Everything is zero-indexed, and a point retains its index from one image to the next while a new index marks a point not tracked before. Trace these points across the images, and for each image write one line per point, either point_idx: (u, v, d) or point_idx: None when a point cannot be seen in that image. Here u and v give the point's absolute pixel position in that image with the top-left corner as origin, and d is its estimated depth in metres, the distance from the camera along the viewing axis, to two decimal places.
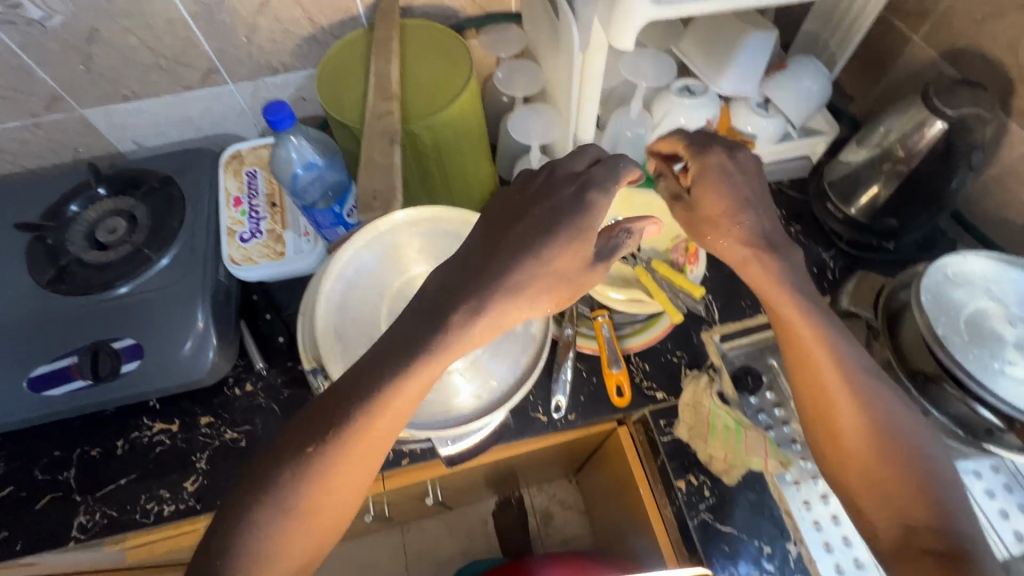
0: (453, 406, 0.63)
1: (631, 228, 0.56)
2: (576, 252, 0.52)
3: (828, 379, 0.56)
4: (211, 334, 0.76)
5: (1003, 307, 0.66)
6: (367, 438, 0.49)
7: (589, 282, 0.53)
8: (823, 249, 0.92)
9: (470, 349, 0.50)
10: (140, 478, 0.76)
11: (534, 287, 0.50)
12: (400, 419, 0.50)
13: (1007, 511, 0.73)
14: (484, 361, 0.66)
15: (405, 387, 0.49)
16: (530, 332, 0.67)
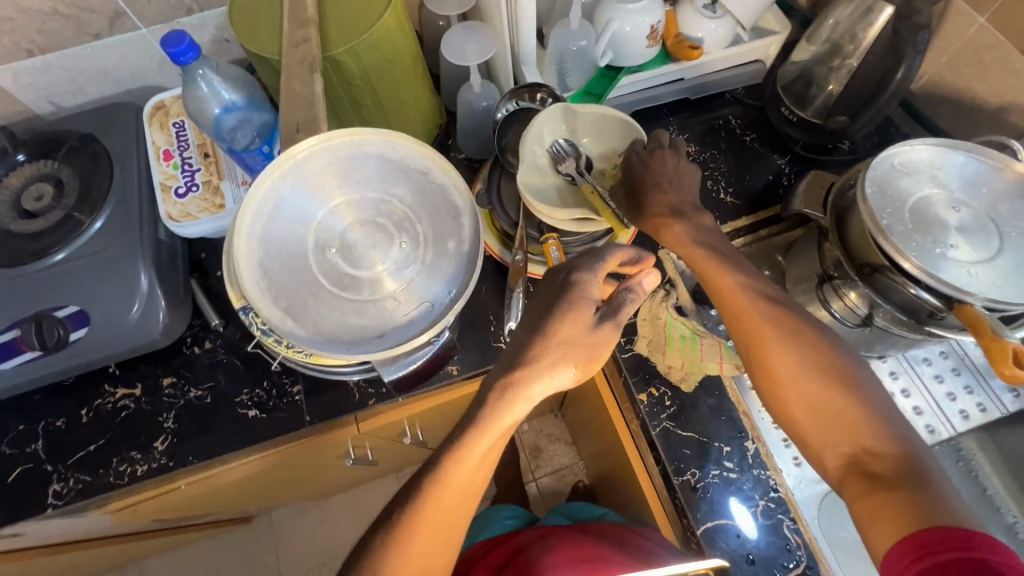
0: (384, 331, 0.56)
1: (637, 285, 0.56)
2: (581, 330, 0.56)
3: (755, 316, 0.59)
4: (158, 294, 0.75)
5: (947, 192, 0.66)
6: (426, 524, 0.54)
7: (604, 350, 0.56)
8: (777, 156, 0.91)
9: (499, 423, 0.55)
10: (110, 442, 0.76)
11: (550, 356, 0.55)
12: (457, 501, 0.55)
13: (954, 394, 0.80)
14: (417, 282, 0.57)
15: (454, 468, 0.55)
16: (464, 249, 0.58)
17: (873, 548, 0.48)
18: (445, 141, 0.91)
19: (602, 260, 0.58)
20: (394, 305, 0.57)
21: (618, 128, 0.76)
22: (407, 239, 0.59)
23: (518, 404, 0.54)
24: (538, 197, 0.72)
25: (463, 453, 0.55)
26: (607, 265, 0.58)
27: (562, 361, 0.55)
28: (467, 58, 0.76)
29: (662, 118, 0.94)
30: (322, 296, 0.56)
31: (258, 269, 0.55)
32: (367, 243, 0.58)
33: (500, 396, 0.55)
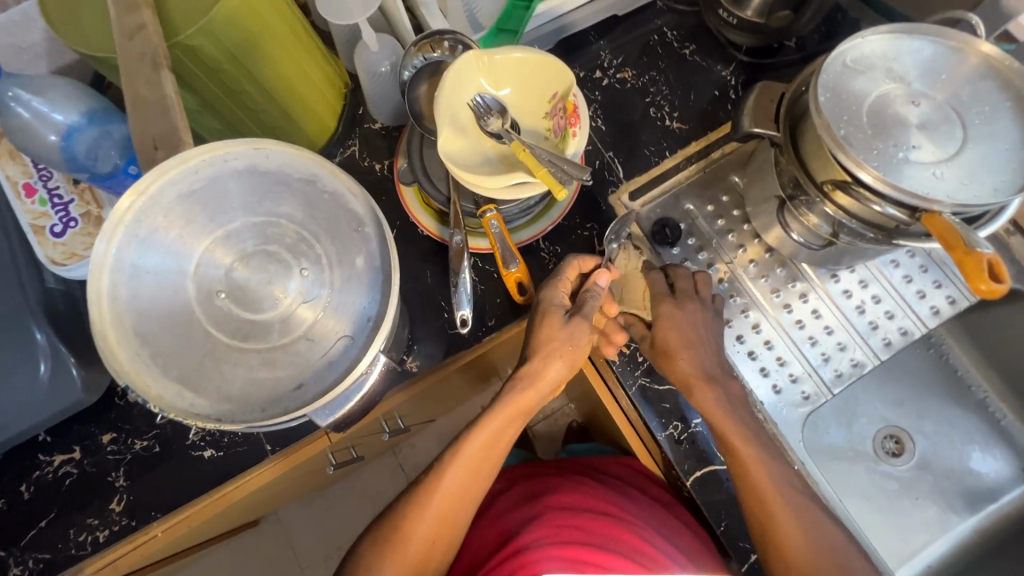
0: (305, 382, 0.45)
1: (596, 288, 0.68)
2: (561, 328, 0.65)
3: (734, 440, 0.64)
4: (66, 354, 0.66)
5: (905, 86, 0.60)
6: (447, 491, 0.66)
7: (584, 341, 0.65)
8: (722, 67, 0.83)
9: (506, 411, 0.66)
10: (62, 514, 0.70)
11: (544, 352, 0.65)
12: (472, 475, 0.66)
13: (923, 291, 0.80)
14: (332, 312, 0.47)
15: (469, 444, 0.66)
16: (375, 263, 0.48)
17: None
18: (354, 112, 0.80)
19: (561, 275, 0.68)
20: (309, 348, 0.46)
21: (540, 70, 0.65)
22: (307, 264, 0.48)
23: (528, 392, 0.66)
24: (466, 166, 0.64)
25: (483, 431, 0.66)
26: (568, 272, 0.68)
27: (561, 356, 0.64)
28: (353, 16, 0.65)
29: (591, 43, 0.84)
30: (220, 355, 0.46)
31: (132, 336, 0.44)
32: (261, 277, 0.47)
33: (517, 385, 0.66)
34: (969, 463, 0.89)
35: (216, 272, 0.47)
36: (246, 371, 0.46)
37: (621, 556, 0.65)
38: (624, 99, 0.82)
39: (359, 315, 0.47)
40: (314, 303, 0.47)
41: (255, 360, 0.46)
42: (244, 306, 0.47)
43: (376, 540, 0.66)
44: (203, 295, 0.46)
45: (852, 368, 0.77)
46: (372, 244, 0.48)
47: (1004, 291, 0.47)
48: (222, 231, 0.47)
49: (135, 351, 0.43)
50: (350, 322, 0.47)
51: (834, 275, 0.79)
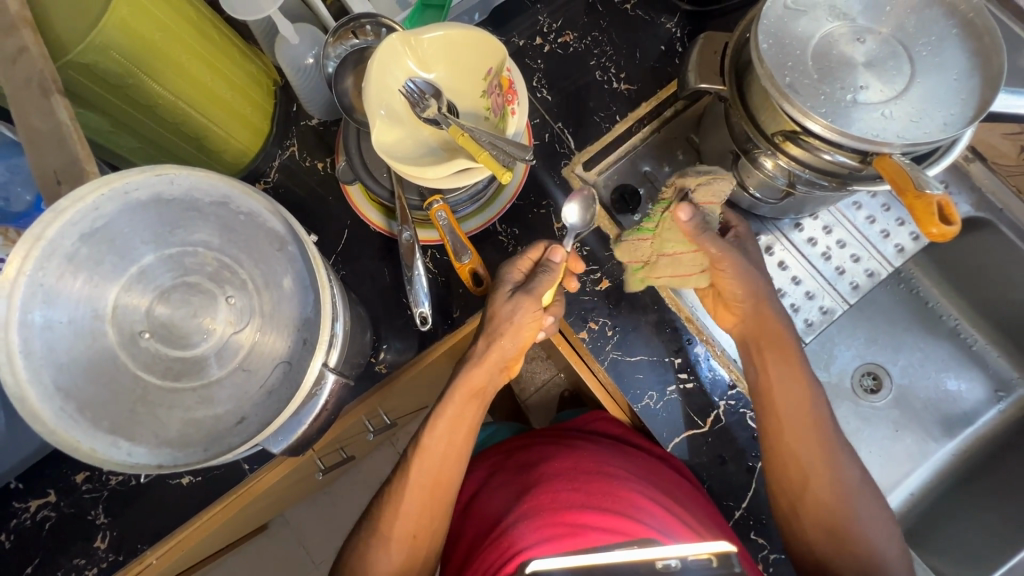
0: (245, 414, 0.45)
1: (551, 265, 0.64)
2: (507, 304, 0.63)
3: (771, 330, 0.66)
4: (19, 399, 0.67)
5: (848, 22, 0.58)
6: (416, 484, 0.65)
7: (523, 320, 0.63)
8: (666, 20, 0.79)
9: (457, 395, 0.66)
10: (48, 558, 0.69)
11: (494, 335, 0.64)
12: (441, 465, 0.66)
13: (887, 230, 0.80)
14: (261, 342, 0.46)
15: (429, 435, 0.66)
16: (302, 283, 0.47)
17: (811, 526, 0.63)
18: (288, 110, 0.76)
19: (520, 258, 0.66)
20: (246, 379, 0.46)
21: (470, 46, 0.62)
22: (233, 291, 0.46)
23: (477, 376, 0.65)
24: (406, 159, 0.61)
25: (439, 420, 0.66)
26: (525, 258, 0.66)
27: (511, 335, 0.63)
28: (260, 9, 0.60)
29: (527, 8, 0.79)
30: (154, 400, 0.44)
31: (54, 393, 0.41)
32: (185, 312, 0.45)
33: (465, 369, 0.66)
34: (944, 390, 0.90)
35: (136, 314, 0.45)
36: (183, 413, 0.44)
37: (616, 513, 0.60)
38: (569, 64, 0.78)
39: (294, 335, 0.47)
40: (243, 333, 0.46)
41: (191, 400, 0.45)
42: (173, 345, 0.45)
43: (363, 534, 0.67)
44: (126, 338, 0.44)
45: (822, 315, 0.77)
46: (297, 264, 0.47)
47: (954, 233, 0.46)
48: (134, 269, 0.45)
49: (58, 409, 0.41)
50: (287, 345, 0.46)
51: (797, 225, 0.78)
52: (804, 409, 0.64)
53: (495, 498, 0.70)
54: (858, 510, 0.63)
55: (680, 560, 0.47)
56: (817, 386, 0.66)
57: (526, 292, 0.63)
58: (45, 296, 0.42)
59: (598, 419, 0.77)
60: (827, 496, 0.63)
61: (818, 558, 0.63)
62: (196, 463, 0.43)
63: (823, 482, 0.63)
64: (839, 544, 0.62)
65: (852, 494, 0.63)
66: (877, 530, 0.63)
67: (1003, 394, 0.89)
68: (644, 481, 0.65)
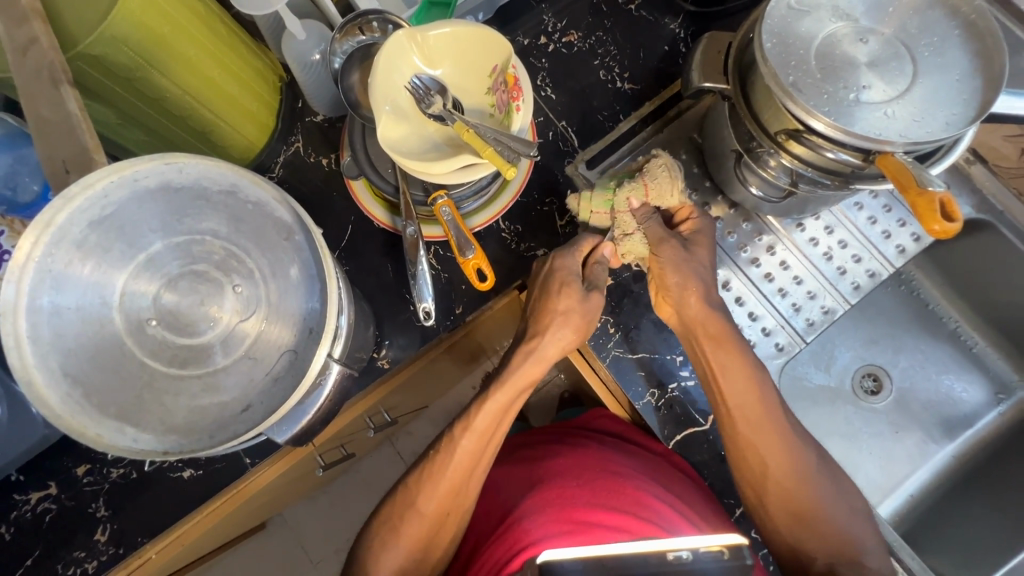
0: (251, 402, 0.45)
1: (602, 259, 0.69)
2: (576, 301, 0.67)
3: (705, 325, 0.66)
4: (20, 391, 0.67)
5: (852, 23, 0.58)
6: (460, 464, 0.65)
7: (590, 311, 0.68)
8: (670, 20, 0.80)
9: (515, 384, 0.67)
10: (47, 551, 0.69)
11: (561, 326, 0.67)
12: (487, 446, 0.66)
13: (888, 231, 0.80)
14: (268, 330, 0.46)
15: (481, 417, 0.66)
16: (311, 273, 0.47)
17: (774, 512, 0.64)
18: (293, 106, 0.76)
19: (579, 246, 0.68)
20: (252, 368, 0.46)
21: (475, 43, 0.62)
22: (241, 279, 0.47)
23: (539, 365, 0.68)
24: (411, 154, 0.61)
25: (494, 403, 0.66)
26: (584, 247, 0.69)
27: (570, 325, 0.67)
28: (270, 4, 0.60)
29: (532, 8, 0.80)
30: (160, 386, 0.44)
31: (61, 379, 0.42)
32: (193, 300, 0.45)
33: (526, 360, 0.68)
34: (944, 392, 0.90)
35: (143, 301, 0.45)
36: (188, 400, 0.44)
37: (623, 510, 0.60)
38: (573, 64, 0.79)
39: (300, 325, 0.47)
40: (249, 322, 0.46)
41: (196, 387, 0.45)
42: (179, 332, 0.45)
43: (389, 519, 0.66)
44: (133, 326, 0.44)
45: (823, 315, 0.78)
46: (304, 253, 0.47)
47: (956, 230, 0.47)
48: (143, 256, 0.45)
49: (64, 396, 0.42)
50: (293, 334, 0.47)
51: (799, 225, 0.79)
52: (751, 397, 0.64)
53: (506, 489, 0.70)
54: (821, 491, 0.63)
55: (692, 552, 0.47)
56: (763, 372, 0.66)
57: (596, 289, 0.68)
58: (53, 281, 0.42)
59: (599, 417, 0.78)
60: (789, 479, 0.63)
61: (788, 543, 0.64)
62: (200, 450, 0.43)
63: (780, 465, 0.63)
64: (806, 528, 0.63)
65: (812, 477, 0.64)
66: (842, 511, 0.63)
67: (1003, 397, 0.89)
68: (649, 478, 0.65)
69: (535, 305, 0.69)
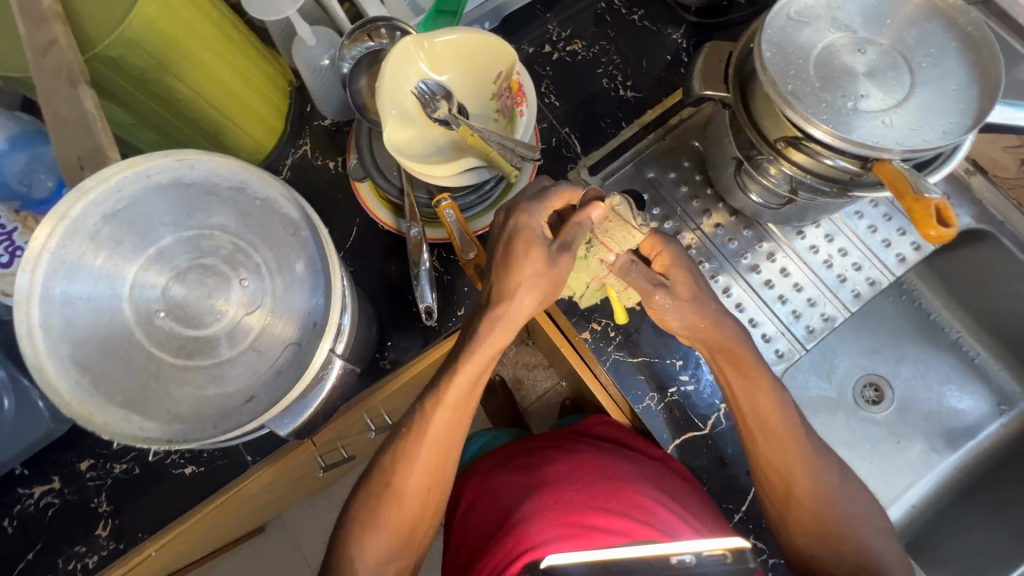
0: (255, 394, 0.46)
1: (584, 220, 0.59)
2: (543, 262, 0.57)
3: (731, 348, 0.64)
4: (27, 385, 0.69)
5: (850, 34, 0.59)
6: (434, 438, 0.62)
7: (562, 271, 0.58)
8: (672, 30, 0.81)
9: (482, 350, 0.59)
10: (49, 545, 0.70)
11: (527, 286, 0.58)
12: (459, 419, 0.62)
13: (888, 240, 0.80)
14: (273, 323, 0.47)
15: (450, 392, 0.60)
16: (315, 268, 0.48)
17: (799, 532, 0.64)
18: (302, 110, 0.78)
19: (545, 204, 0.59)
20: (257, 360, 0.47)
21: (480, 50, 0.64)
22: (247, 273, 0.47)
23: (511, 330, 0.59)
24: (416, 157, 0.62)
25: (460, 375, 0.60)
26: (557, 199, 0.60)
27: (535, 288, 0.58)
28: (281, 10, 0.62)
29: (537, 17, 0.82)
30: (166, 376, 0.45)
31: (70, 366, 0.43)
32: (200, 293, 0.46)
33: (492, 324, 0.59)
34: (946, 403, 0.90)
35: (153, 293, 0.46)
36: (194, 390, 0.45)
37: (623, 513, 0.60)
38: (577, 71, 0.80)
39: (304, 320, 0.47)
40: (256, 314, 0.47)
41: (202, 378, 0.45)
42: (185, 323, 0.46)
43: (367, 496, 0.65)
44: (143, 317, 0.45)
45: (823, 322, 0.78)
46: (309, 249, 0.48)
47: (952, 236, 0.48)
48: (153, 249, 0.46)
49: (74, 383, 0.43)
50: (297, 327, 0.47)
51: (800, 232, 0.79)
52: (777, 420, 0.63)
53: (504, 491, 0.69)
54: (845, 512, 0.64)
55: (694, 557, 0.51)
56: (785, 394, 0.65)
57: (567, 250, 0.58)
58: (67, 271, 0.44)
59: (599, 423, 0.77)
60: (814, 502, 0.63)
61: (807, 560, 0.64)
62: (205, 439, 0.43)
63: (806, 488, 0.63)
64: (830, 549, 0.63)
65: (835, 497, 0.64)
66: (865, 529, 0.63)
67: (1006, 408, 0.89)
68: (649, 482, 0.65)
69: (493, 270, 0.59)
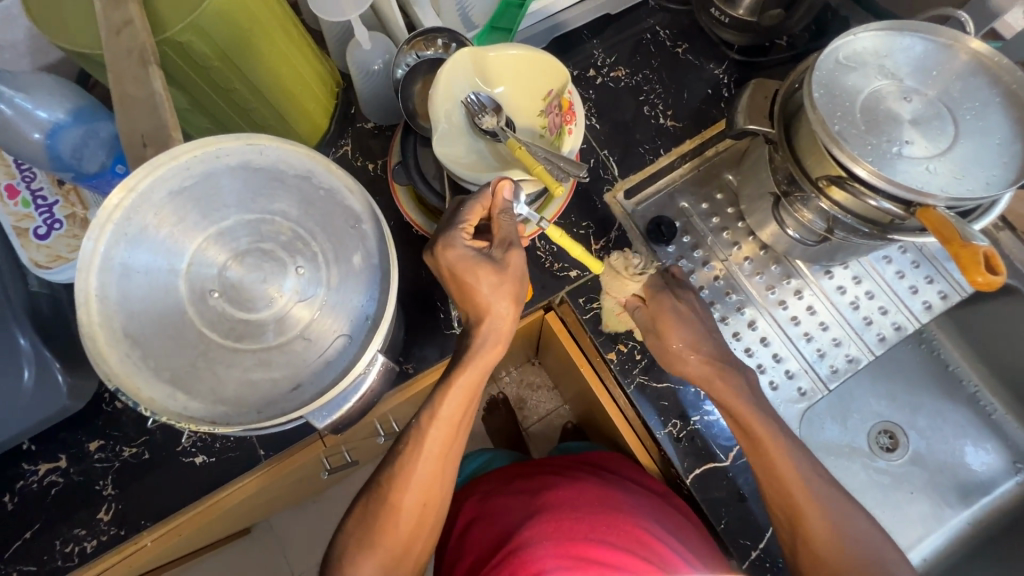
0: (302, 382, 0.46)
1: (506, 206, 0.58)
2: (495, 272, 0.57)
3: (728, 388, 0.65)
4: (49, 358, 0.64)
5: (897, 82, 0.61)
6: (429, 454, 0.61)
7: (517, 269, 0.58)
8: (714, 65, 0.83)
9: (473, 364, 0.59)
10: (48, 525, 0.68)
11: (500, 300, 0.57)
12: (456, 433, 0.61)
13: (915, 287, 0.81)
14: (327, 312, 0.47)
15: (447, 405, 0.60)
16: (372, 263, 0.48)
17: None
18: (347, 112, 0.79)
19: (462, 222, 0.58)
20: (306, 348, 0.46)
21: (534, 67, 0.66)
22: (304, 262, 0.47)
23: (498, 348, 0.59)
24: (463, 165, 0.63)
25: (459, 390, 0.59)
26: (472, 215, 0.58)
27: (503, 296, 0.57)
28: (344, 13, 0.63)
29: (584, 42, 0.84)
30: (215, 356, 0.45)
31: (123, 339, 0.43)
32: (256, 276, 0.46)
33: (484, 341, 0.59)
34: (961, 456, 0.89)
35: (209, 271, 0.46)
36: (241, 372, 0.45)
37: (624, 548, 0.60)
38: (618, 97, 0.82)
39: (356, 315, 0.47)
40: (310, 301, 0.47)
41: (250, 361, 0.45)
42: (237, 305, 0.46)
43: (365, 518, 0.63)
44: (197, 295, 0.45)
45: (846, 363, 0.78)
46: (368, 242, 0.48)
47: (999, 284, 0.48)
48: (214, 228, 0.46)
49: (125, 354, 0.43)
50: (347, 321, 0.47)
51: (827, 272, 0.80)
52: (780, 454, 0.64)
53: (503, 514, 0.68)
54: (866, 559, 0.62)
55: None
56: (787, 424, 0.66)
57: (506, 245, 0.58)
58: (129, 243, 0.44)
59: (601, 458, 0.77)
60: (829, 548, 0.62)
61: None
62: (250, 424, 0.43)
63: (822, 530, 0.62)
64: None
65: (855, 543, 0.63)
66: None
67: (1021, 466, 0.88)
68: (654, 518, 0.64)
69: (460, 297, 0.59)
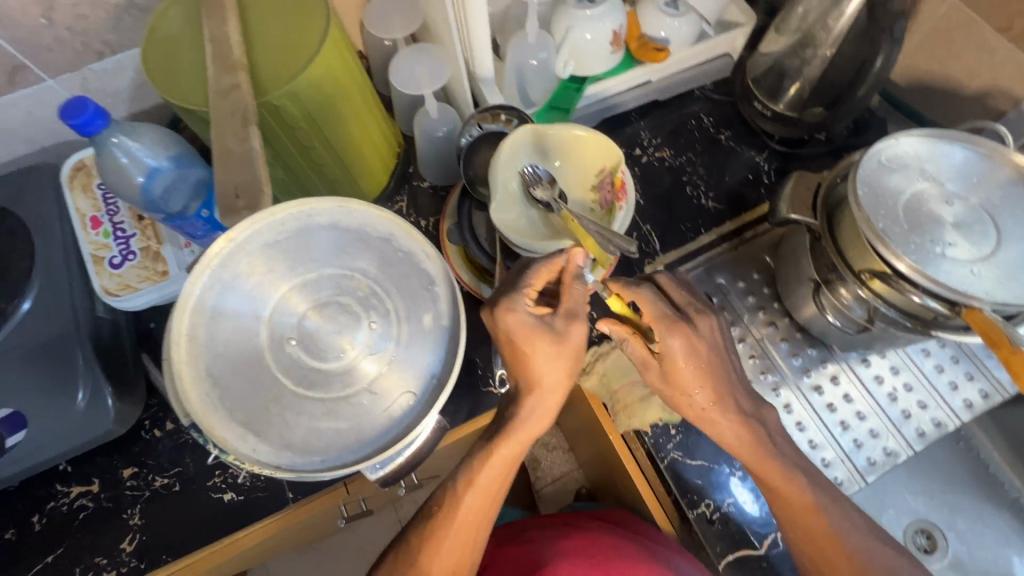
0: (366, 434, 0.48)
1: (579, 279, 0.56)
2: (555, 344, 0.54)
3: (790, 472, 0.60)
4: (103, 382, 0.66)
5: (938, 185, 0.64)
6: (464, 521, 0.59)
7: (576, 341, 0.55)
8: (755, 153, 0.88)
9: (519, 433, 0.58)
10: (71, 550, 0.68)
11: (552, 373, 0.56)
12: (493, 501, 0.60)
13: (955, 383, 0.80)
14: (397, 368, 0.49)
15: (486, 472, 0.59)
16: (442, 324, 0.51)
17: None
18: (406, 171, 0.84)
19: (528, 287, 0.55)
20: (372, 401, 0.48)
21: (590, 147, 0.70)
22: (377, 317, 0.50)
23: (548, 416, 0.58)
24: (517, 230, 0.67)
25: (499, 457, 0.58)
26: (537, 279, 0.56)
27: (557, 368, 0.55)
28: (420, 87, 0.70)
29: (632, 122, 0.89)
30: (286, 402, 0.47)
31: (204, 378, 0.46)
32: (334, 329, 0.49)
33: (530, 411, 0.58)
34: (1005, 566, 0.84)
35: (290, 320, 0.49)
36: (308, 421, 0.47)
37: None
38: (662, 176, 0.86)
39: (422, 375, 0.49)
40: (381, 356, 0.49)
41: (318, 410, 0.48)
42: (312, 354, 0.49)
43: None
44: (276, 342, 0.48)
45: (885, 457, 0.76)
46: (439, 303, 0.51)
47: None
48: (300, 280, 0.50)
49: (204, 393, 0.46)
50: (414, 379, 0.49)
51: (864, 360, 0.80)
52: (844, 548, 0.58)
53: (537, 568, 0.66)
54: None
55: None
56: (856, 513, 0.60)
57: (571, 318, 0.55)
58: (222, 290, 0.48)
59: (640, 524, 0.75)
60: None
61: None
62: (313, 472, 0.46)
63: None
64: None
65: None
66: None
67: None
68: None
69: (510, 359, 0.57)
